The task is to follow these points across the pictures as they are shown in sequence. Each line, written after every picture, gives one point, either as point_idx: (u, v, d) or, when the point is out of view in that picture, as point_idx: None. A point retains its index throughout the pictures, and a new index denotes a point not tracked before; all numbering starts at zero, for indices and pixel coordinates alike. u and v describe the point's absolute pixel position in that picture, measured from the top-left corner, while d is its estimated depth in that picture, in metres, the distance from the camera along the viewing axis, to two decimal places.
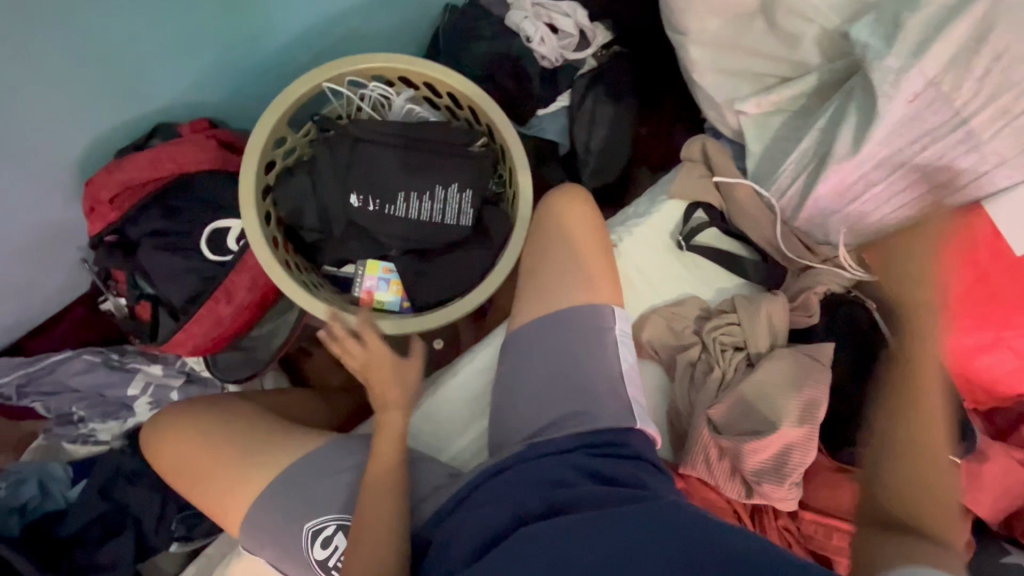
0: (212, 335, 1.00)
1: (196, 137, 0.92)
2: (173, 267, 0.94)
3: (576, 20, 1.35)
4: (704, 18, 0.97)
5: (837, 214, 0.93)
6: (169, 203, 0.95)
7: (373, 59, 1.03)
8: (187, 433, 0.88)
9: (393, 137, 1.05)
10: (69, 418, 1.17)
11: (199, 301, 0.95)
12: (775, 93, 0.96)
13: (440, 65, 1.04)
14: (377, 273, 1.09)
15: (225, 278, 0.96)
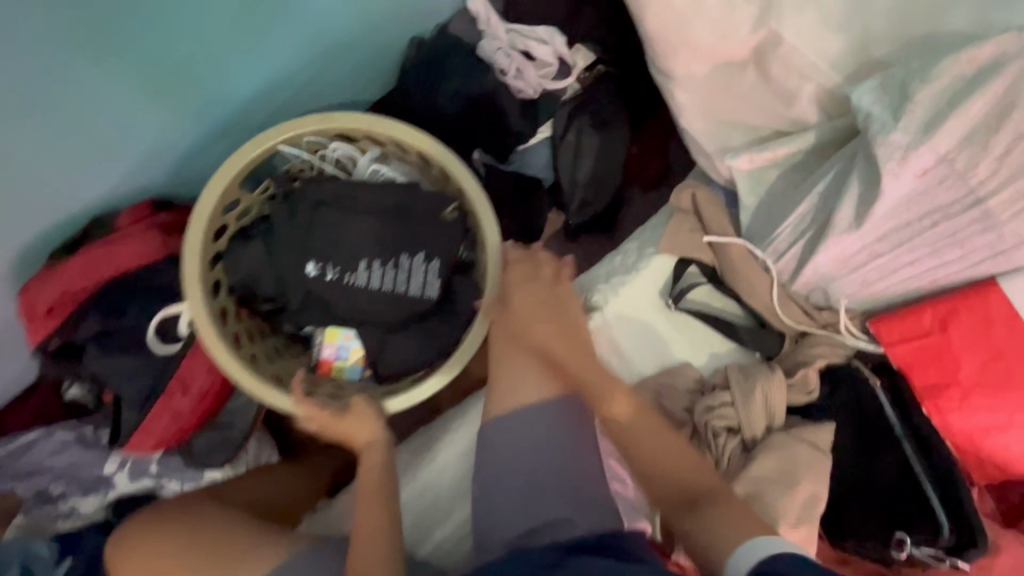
0: (172, 433, 0.94)
1: (134, 230, 0.88)
2: (127, 368, 0.90)
3: (555, 47, 1.24)
4: (691, 63, 0.87)
5: (839, 281, 0.85)
6: (113, 302, 0.90)
7: (334, 120, 0.96)
8: (150, 551, 0.86)
9: (352, 203, 0.96)
10: (49, 496, 1.14)
11: (155, 396, 0.91)
12: (770, 149, 0.87)
13: (411, 127, 0.96)
14: (337, 341, 1.01)
15: (179, 367, 0.91)
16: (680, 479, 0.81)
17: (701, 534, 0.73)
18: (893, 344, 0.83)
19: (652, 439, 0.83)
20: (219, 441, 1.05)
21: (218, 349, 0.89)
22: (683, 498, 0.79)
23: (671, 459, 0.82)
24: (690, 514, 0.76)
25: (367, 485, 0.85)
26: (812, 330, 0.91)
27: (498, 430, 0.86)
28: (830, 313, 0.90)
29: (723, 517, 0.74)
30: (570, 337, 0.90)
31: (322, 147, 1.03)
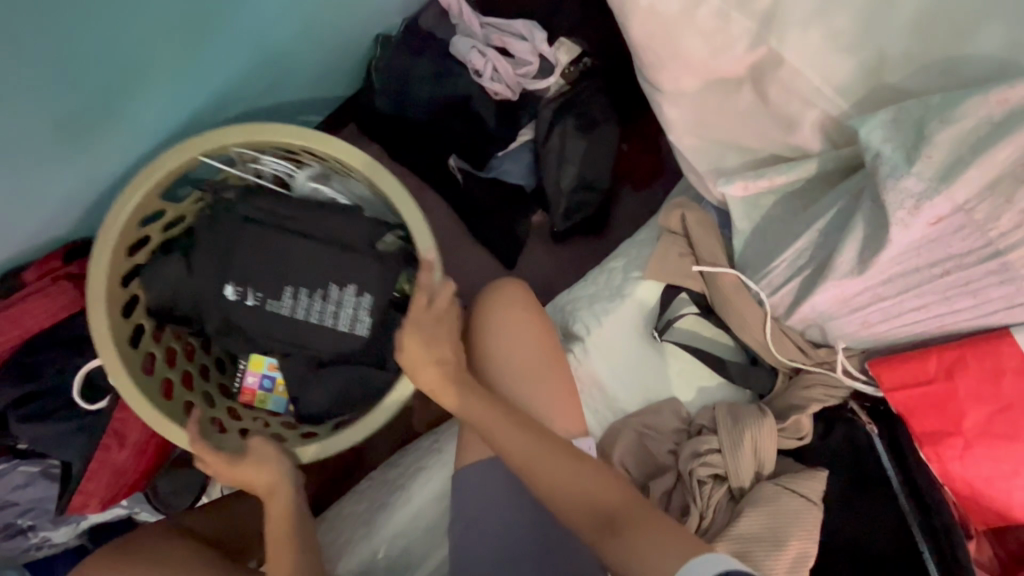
0: (117, 487, 0.87)
1: (38, 284, 0.80)
2: (58, 433, 0.83)
3: (534, 43, 1.12)
4: (680, 78, 0.79)
5: (836, 320, 0.79)
6: (32, 362, 0.83)
7: (262, 129, 0.83)
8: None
9: (274, 226, 0.86)
10: (11, 530, 0.95)
11: (89, 454, 0.85)
12: (766, 177, 0.79)
13: (348, 146, 0.85)
14: (261, 370, 0.92)
15: (112, 420, 0.85)
16: (594, 499, 0.72)
17: (630, 560, 0.65)
18: (892, 389, 0.78)
19: (559, 467, 0.74)
20: (184, 480, 0.95)
21: (123, 378, 0.78)
22: (599, 519, 0.70)
23: (574, 479, 0.73)
24: (610, 536, 0.68)
25: (274, 523, 0.75)
26: (805, 367, 0.85)
27: (473, 479, 0.86)
28: (827, 351, 0.84)
29: (648, 536, 0.66)
30: (461, 376, 0.80)
31: (256, 160, 0.92)
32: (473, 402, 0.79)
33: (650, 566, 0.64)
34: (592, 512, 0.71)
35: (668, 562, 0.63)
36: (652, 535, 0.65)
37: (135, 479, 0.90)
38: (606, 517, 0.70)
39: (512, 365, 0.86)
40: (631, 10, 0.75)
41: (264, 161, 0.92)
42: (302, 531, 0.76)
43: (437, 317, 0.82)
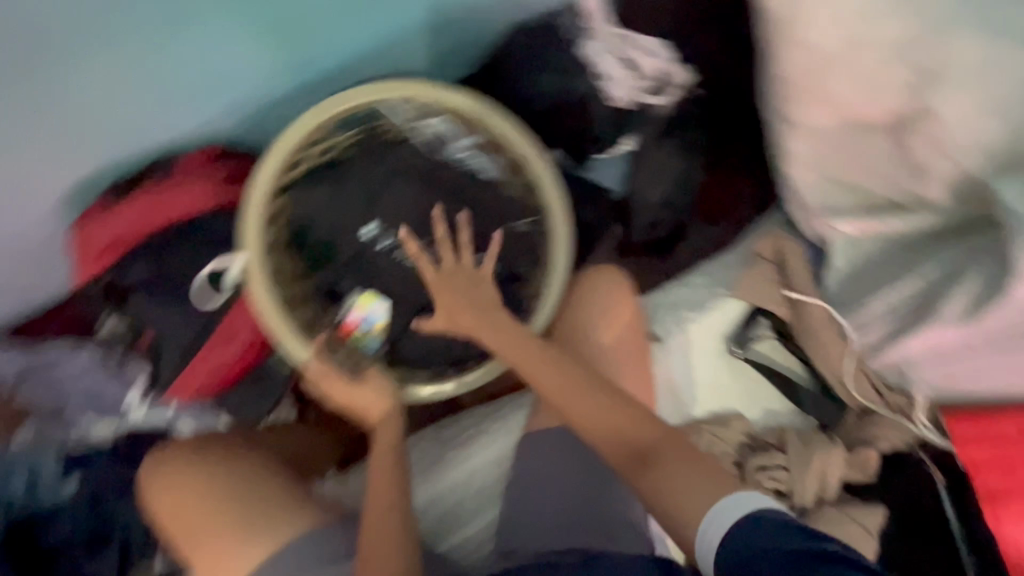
0: (215, 382, 0.93)
1: (193, 175, 0.84)
2: (170, 320, 0.86)
3: (662, 59, 1.05)
4: (814, 115, 0.84)
5: (920, 369, 0.83)
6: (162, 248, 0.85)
7: (445, 100, 0.88)
8: (181, 487, 0.84)
9: (426, 189, 0.93)
10: (63, 414, 1.12)
11: (197, 346, 0.88)
12: (879, 222, 0.87)
13: (520, 131, 0.90)
14: (368, 308, 0.95)
15: (222, 319, 0.88)
16: (629, 433, 0.72)
17: (666, 496, 0.65)
18: (961, 441, 0.83)
19: (596, 403, 0.73)
20: (252, 396, 0.97)
21: (263, 294, 0.84)
22: (633, 451, 0.70)
23: (610, 416, 0.73)
24: (645, 469, 0.68)
25: (380, 459, 0.81)
26: (877, 409, 0.90)
27: (544, 443, 0.91)
28: (902, 395, 0.88)
29: (681, 475, 0.66)
30: (490, 318, 0.83)
31: (423, 117, 0.93)
32: (508, 338, 0.81)
33: (683, 507, 0.64)
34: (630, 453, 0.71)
35: (700, 505, 0.64)
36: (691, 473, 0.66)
37: (226, 379, 0.94)
38: (641, 451, 0.70)
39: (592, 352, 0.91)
40: (789, 43, 0.80)
41: (429, 121, 0.93)
42: (399, 475, 0.81)
43: (453, 270, 0.87)
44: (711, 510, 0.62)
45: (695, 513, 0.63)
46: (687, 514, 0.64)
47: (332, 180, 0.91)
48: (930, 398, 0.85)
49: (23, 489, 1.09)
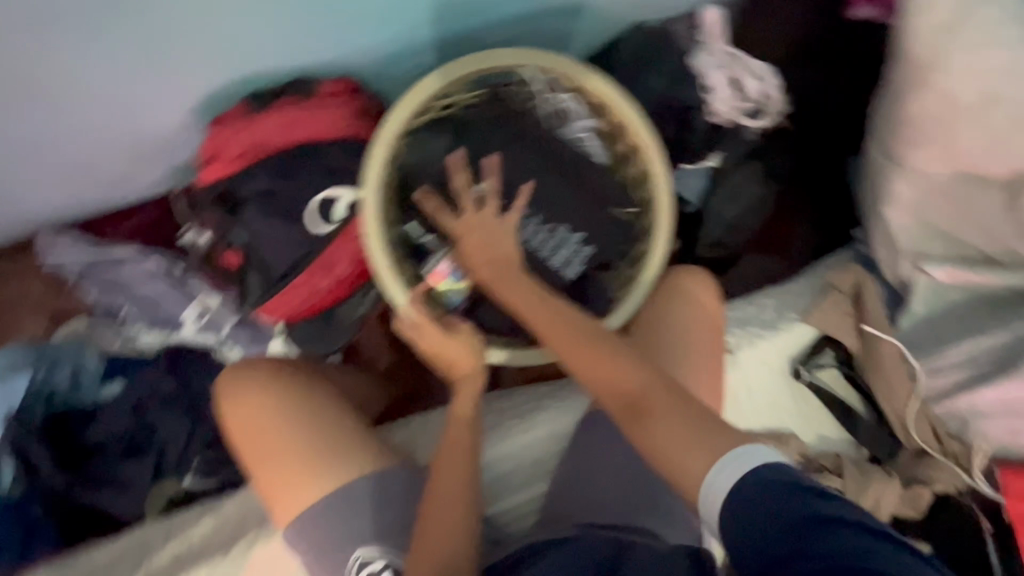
0: (304, 307, 0.93)
1: (331, 99, 0.86)
2: (279, 236, 0.87)
3: (765, 87, 1.21)
4: (930, 161, 0.89)
5: (985, 419, 0.88)
6: (287, 163, 0.85)
7: (585, 79, 0.90)
8: (258, 400, 0.84)
9: (542, 155, 0.92)
10: (115, 316, 1.17)
11: (297, 270, 0.89)
12: (977, 272, 0.90)
13: (643, 120, 0.91)
14: (455, 263, 0.93)
15: (325, 249, 0.88)
16: (616, 383, 0.68)
17: (656, 454, 0.63)
18: (1016, 498, 0.86)
19: (585, 355, 0.71)
20: (320, 333, 0.98)
21: (372, 229, 0.85)
22: (623, 406, 0.67)
23: (601, 364, 0.70)
24: (636, 424, 0.65)
25: (462, 411, 0.83)
26: (932, 452, 0.92)
27: (606, 425, 0.92)
28: (960, 445, 0.91)
29: (670, 430, 0.62)
30: (501, 274, 0.82)
31: (552, 92, 0.96)
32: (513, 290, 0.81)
33: (674, 467, 0.62)
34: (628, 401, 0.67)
35: (694, 464, 0.60)
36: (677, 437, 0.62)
37: (313, 308, 0.95)
38: (630, 403, 0.66)
39: (667, 343, 0.92)
40: (924, 89, 0.85)
41: (558, 96, 0.95)
42: (474, 429, 0.83)
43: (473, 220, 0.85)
44: (707, 471, 0.59)
45: (689, 475, 0.60)
46: (682, 475, 0.61)
47: (454, 132, 0.92)
48: (988, 451, 0.89)
49: (68, 382, 1.11)
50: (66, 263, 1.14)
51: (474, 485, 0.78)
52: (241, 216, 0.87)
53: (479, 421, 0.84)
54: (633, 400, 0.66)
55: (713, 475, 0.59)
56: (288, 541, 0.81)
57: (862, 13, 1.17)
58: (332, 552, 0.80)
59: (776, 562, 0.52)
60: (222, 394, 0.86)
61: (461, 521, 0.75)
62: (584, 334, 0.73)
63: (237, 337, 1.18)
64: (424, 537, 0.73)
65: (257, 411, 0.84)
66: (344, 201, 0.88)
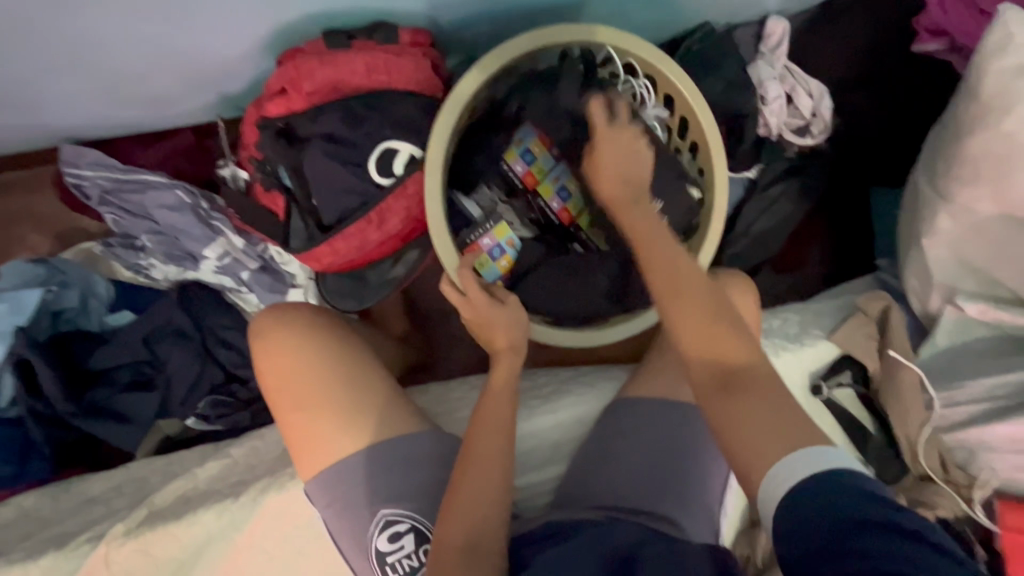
0: (349, 258, 0.91)
1: (416, 53, 0.85)
2: (338, 182, 0.85)
3: (816, 105, 1.20)
4: (980, 199, 0.90)
5: (993, 453, 0.92)
6: (357, 109, 0.84)
7: (666, 66, 0.89)
8: (293, 346, 0.82)
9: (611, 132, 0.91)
10: (133, 244, 1.13)
11: (349, 220, 0.86)
12: (1006, 312, 0.94)
13: (713, 118, 0.90)
14: (501, 239, 0.96)
15: (381, 202, 0.86)
16: (721, 352, 0.65)
17: (733, 427, 0.60)
18: (1010, 530, 0.89)
19: (694, 316, 0.67)
20: (353, 288, 0.97)
21: (434, 178, 0.84)
22: (715, 374, 0.64)
23: (711, 330, 0.66)
24: (721, 395, 0.63)
25: (500, 383, 0.83)
26: (936, 479, 0.95)
27: (633, 409, 0.91)
28: (966, 475, 0.94)
29: (759, 408, 0.60)
30: (629, 195, 0.79)
31: (627, 76, 0.96)
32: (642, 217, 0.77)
33: (744, 448, 0.59)
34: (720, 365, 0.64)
35: (769, 453, 0.57)
36: (767, 413, 0.60)
37: (354, 262, 0.93)
38: (728, 376, 0.63)
39: None
40: (985, 128, 0.86)
41: (634, 80, 0.96)
42: (510, 403, 0.82)
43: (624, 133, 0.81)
44: (795, 451, 0.56)
45: (762, 458, 0.57)
46: (749, 443, 0.58)
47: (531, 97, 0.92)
48: (992, 484, 0.92)
49: (77, 307, 1.07)
50: (89, 181, 1.10)
51: (508, 459, 0.77)
52: (303, 155, 0.86)
53: (513, 396, 0.83)
54: (723, 367, 0.64)
55: (783, 466, 0.56)
56: (309, 493, 0.79)
57: (928, 47, 1.14)
58: (356, 510, 0.77)
59: (822, 556, 0.49)
60: (257, 334, 0.84)
61: (495, 491, 0.74)
62: (696, 285, 0.69)
63: (255, 282, 1.12)
64: (455, 504, 0.72)
65: (290, 357, 0.82)
66: (405, 155, 0.86)
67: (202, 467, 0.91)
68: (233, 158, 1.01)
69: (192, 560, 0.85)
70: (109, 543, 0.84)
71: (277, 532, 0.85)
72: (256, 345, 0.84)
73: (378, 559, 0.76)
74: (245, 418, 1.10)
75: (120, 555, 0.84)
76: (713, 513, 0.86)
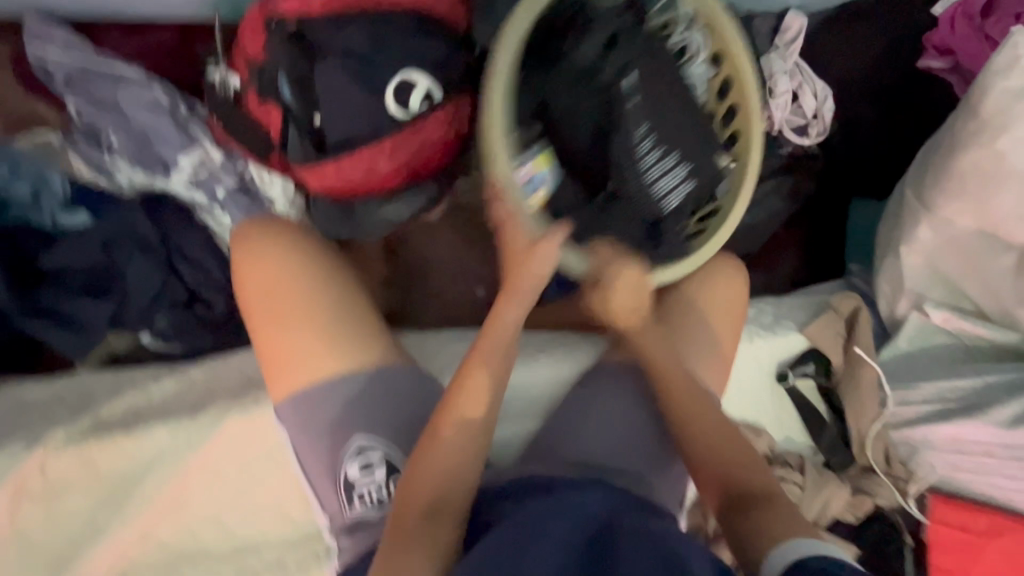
0: (350, 186, 0.85)
1: None
2: (344, 99, 0.80)
3: (819, 107, 1.21)
4: (960, 213, 0.95)
5: (935, 451, 0.98)
6: (376, 29, 0.80)
7: (724, 18, 0.87)
8: (278, 264, 0.78)
9: (665, 74, 0.87)
10: (96, 140, 1.04)
11: (359, 144, 0.81)
12: (969, 322, 1.00)
13: (759, 75, 0.89)
14: (537, 169, 0.90)
15: (395, 132, 0.81)
16: (738, 476, 0.78)
17: (738, 532, 0.72)
18: (937, 521, 0.98)
19: (720, 442, 0.80)
20: (339, 219, 0.90)
21: (501, 82, 0.77)
22: (731, 494, 0.76)
23: (726, 448, 0.80)
24: (738, 512, 0.74)
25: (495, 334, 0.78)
26: (879, 470, 1.00)
27: (614, 376, 0.91)
28: (906, 470, 0.99)
29: (770, 517, 0.71)
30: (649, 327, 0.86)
31: (682, 28, 0.94)
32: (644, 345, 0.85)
33: (755, 536, 0.70)
34: (733, 488, 0.77)
35: (774, 539, 0.68)
36: (780, 521, 0.70)
37: (354, 193, 0.87)
38: (738, 496, 0.75)
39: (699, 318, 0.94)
40: (981, 145, 0.90)
41: (688, 34, 0.94)
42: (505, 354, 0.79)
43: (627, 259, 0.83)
44: (801, 537, 0.67)
45: (771, 539, 0.68)
46: (763, 533, 0.70)
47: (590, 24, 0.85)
48: (930, 479, 0.97)
49: (28, 195, 0.99)
50: (56, 62, 1.00)
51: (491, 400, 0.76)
52: (314, 66, 0.81)
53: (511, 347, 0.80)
54: (737, 488, 0.77)
55: (785, 548, 0.66)
56: (280, 415, 0.75)
57: (932, 63, 1.18)
58: (328, 435, 0.74)
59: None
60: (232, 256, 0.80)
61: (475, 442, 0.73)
62: (710, 411, 0.82)
63: (231, 203, 1.03)
64: (429, 460, 0.70)
65: (267, 269, 0.78)
66: (421, 90, 0.82)
67: (160, 383, 0.85)
68: (225, 63, 0.94)
69: (138, 476, 0.79)
70: (45, 451, 0.76)
71: (235, 456, 0.81)
72: (240, 257, 0.80)
73: (345, 487, 0.73)
74: (207, 341, 1.05)
75: (60, 462, 0.76)
76: (681, 479, 0.89)
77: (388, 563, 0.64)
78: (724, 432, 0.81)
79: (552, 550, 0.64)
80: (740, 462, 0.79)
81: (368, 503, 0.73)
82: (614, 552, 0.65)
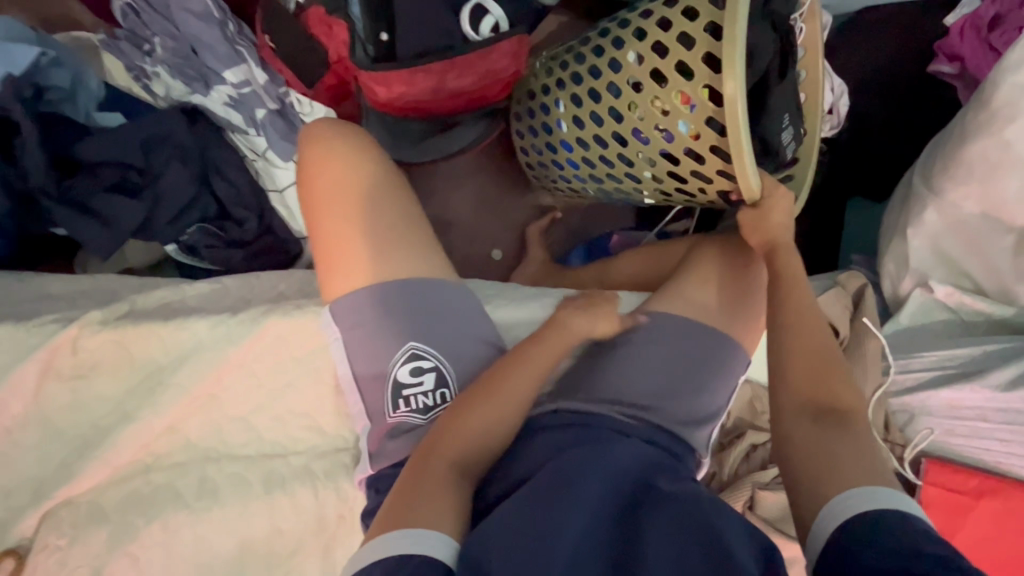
0: (416, 101, 0.88)
1: None
2: (419, 15, 0.82)
3: (835, 101, 1.30)
4: (967, 197, 1.03)
5: (932, 417, 1.04)
6: None
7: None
8: (351, 167, 0.79)
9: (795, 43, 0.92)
10: (139, 44, 1.01)
11: (437, 57, 0.82)
12: (973, 298, 1.08)
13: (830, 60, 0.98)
14: None
15: (468, 51, 0.83)
16: (828, 394, 0.73)
17: (807, 463, 0.67)
18: (930, 483, 1.02)
19: (819, 361, 0.75)
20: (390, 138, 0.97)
21: None
22: (812, 413, 0.72)
23: (822, 371, 0.75)
24: (816, 427, 0.70)
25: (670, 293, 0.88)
26: (879, 435, 1.04)
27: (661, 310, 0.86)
28: (902, 435, 1.05)
29: (844, 445, 0.67)
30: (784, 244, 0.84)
31: None
32: (787, 262, 0.84)
33: (821, 470, 0.65)
34: (816, 408, 0.72)
35: (839, 479, 0.63)
36: (855, 458, 0.65)
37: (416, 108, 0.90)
38: (822, 414, 0.71)
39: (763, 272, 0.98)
40: (991, 133, 0.98)
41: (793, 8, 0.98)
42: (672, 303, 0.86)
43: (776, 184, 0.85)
44: (868, 482, 0.62)
45: (840, 476, 0.63)
46: (830, 468, 0.64)
47: None
48: (925, 442, 1.03)
49: (66, 88, 0.96)
50: None
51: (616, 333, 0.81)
52: None
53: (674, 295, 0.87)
54: (822, 404, 0.73)
55: (846, 493, 0.61)
56: (334, 311, 0.76)
57: (942, 68, 1.28)
58: (381, 338, 0.75)
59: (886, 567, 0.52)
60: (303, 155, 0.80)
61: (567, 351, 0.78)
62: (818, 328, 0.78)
63: (268, 125, 1.01)
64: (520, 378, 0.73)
65: (342, 169, 0.78)
66: (492, 19, 0.84)
67: (195, 283, 0.83)
68: None
69: (172, 367, 0.78)
70: (80, 328, 0.75)
71: (271, 359, 0.80)
72: (310, 159, 0.80)
73: (394, 390, 0.74)
74: (235, 258, 1.03)
75: (91, 342, 0.75)
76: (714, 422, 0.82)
77: (414, 496, 0.61)
78: (819, 352, 0.76)
79: (583, 502, 0.60)
80: (835, 386, 0.74)
81: (415, 409, 0.74)
82: (645, 511, 0.61)
